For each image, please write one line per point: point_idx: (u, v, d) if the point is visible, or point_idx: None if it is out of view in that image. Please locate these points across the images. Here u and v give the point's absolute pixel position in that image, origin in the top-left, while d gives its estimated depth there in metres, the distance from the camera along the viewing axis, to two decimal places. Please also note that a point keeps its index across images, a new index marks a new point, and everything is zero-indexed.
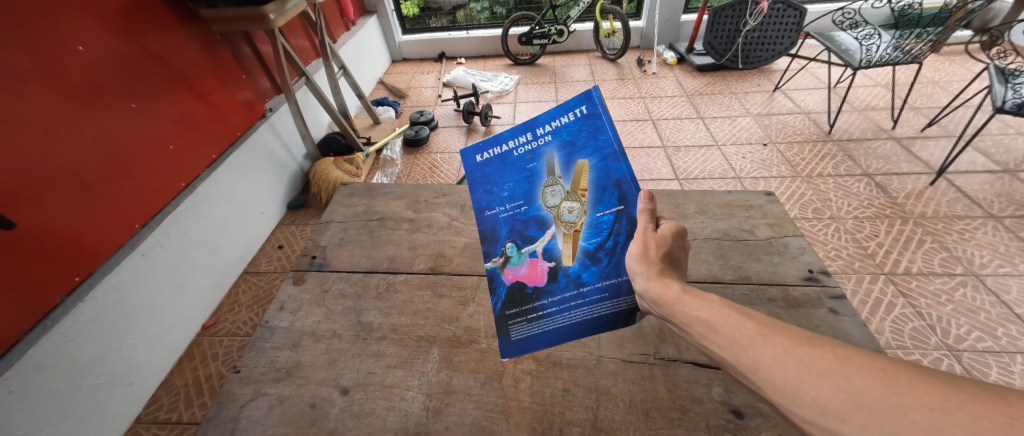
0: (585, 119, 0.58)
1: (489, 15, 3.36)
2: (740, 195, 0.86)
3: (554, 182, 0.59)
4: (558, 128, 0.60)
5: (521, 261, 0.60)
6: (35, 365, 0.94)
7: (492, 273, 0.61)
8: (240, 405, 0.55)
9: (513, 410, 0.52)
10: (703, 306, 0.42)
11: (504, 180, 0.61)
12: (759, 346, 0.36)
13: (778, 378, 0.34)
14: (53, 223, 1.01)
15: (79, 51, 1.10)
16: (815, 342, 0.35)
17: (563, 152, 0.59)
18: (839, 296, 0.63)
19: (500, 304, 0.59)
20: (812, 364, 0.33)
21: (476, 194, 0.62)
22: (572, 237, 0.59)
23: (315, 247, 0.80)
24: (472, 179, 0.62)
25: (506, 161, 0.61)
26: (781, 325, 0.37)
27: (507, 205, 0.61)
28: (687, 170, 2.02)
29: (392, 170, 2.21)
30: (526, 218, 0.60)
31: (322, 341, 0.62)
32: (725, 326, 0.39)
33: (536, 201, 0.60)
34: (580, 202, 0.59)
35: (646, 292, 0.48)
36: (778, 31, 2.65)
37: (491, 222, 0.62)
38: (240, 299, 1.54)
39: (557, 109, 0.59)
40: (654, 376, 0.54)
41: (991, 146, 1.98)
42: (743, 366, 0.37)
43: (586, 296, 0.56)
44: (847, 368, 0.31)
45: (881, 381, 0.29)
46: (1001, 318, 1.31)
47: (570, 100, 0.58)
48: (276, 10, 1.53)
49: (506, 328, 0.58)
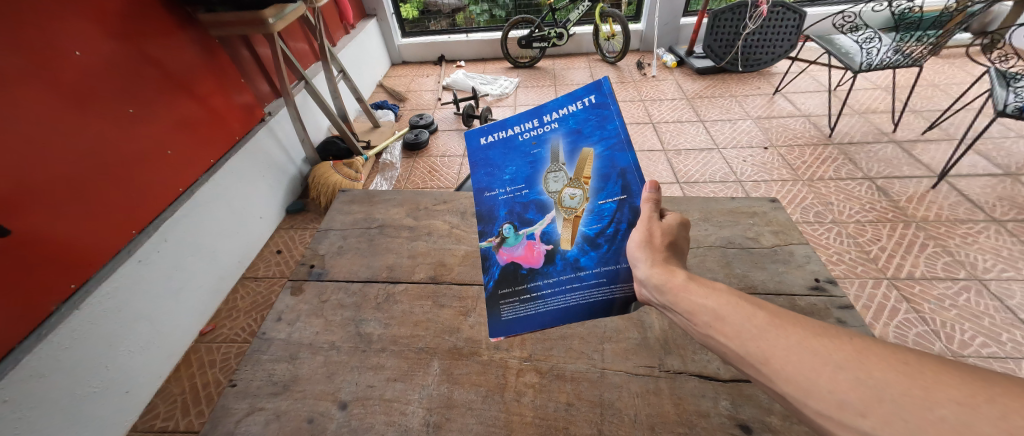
0: (593, 108, 0.63)
1: (488, 18, 3.38)
2: (743, 202, 0.85)
3: (558, 168, 0.63)
4: (565, 117, 0.65)
5: (517, 242, 0.64)
6: (28, 374, 0.92)
7: (487, 252, 0.65)
8: (235, 420, 0.53)
9: (516, 425, 0.51)
10: (710, 294, 0.42)
11: (507, 164, 0.67)
12: (771, 337, 0.35)
13: (791, 371, 0.33)
14: (49, 229, 0.99)
15: (76, 55, 1.09)
16: (832, 334, 0.33)
17: (569, 139, 0.64)
18: (846, 306, 0.62)
19: (493, 282, 0.63)
20: (829, 356, 0.32)
21: (479, 175, 0.67)
22: (572, 222, 0.62)
23: (314, 255, 0.79)
24: (476, 161, 0.67)
25: (511, 145, 0.66)
26: (795, 316, 0.36)
27: (508, 188, 0.66)
28: (688, 174, 2.01)
29: (392, 174, 2.19)
30: (527, 201, 0.65)
31: (321, 354, 0.60)
32: (733, 315, 0.39)
33: (537, 185, 0.64)
34: (582, 189, 0.63)
35: (649, 278, 0.48)
36: (778, 33, 2.65)
37: (491, 203, 0.67)
38: (238, 305, 1.53)
39: (567, 99, 0.64)
40: (659, 389, 0.53)
41: (992, 149, 1.97)
42: (753, 357, 0.36)
43: (583, 279, 0.58)
44: (866, 360, 0.30)
45: (903, 374, 0.28)
46: (1005, 324, 1.30)
47: (578, 89, 0.63)
48: (276, 14, 1.51)
49: (499, 308, 0.62)
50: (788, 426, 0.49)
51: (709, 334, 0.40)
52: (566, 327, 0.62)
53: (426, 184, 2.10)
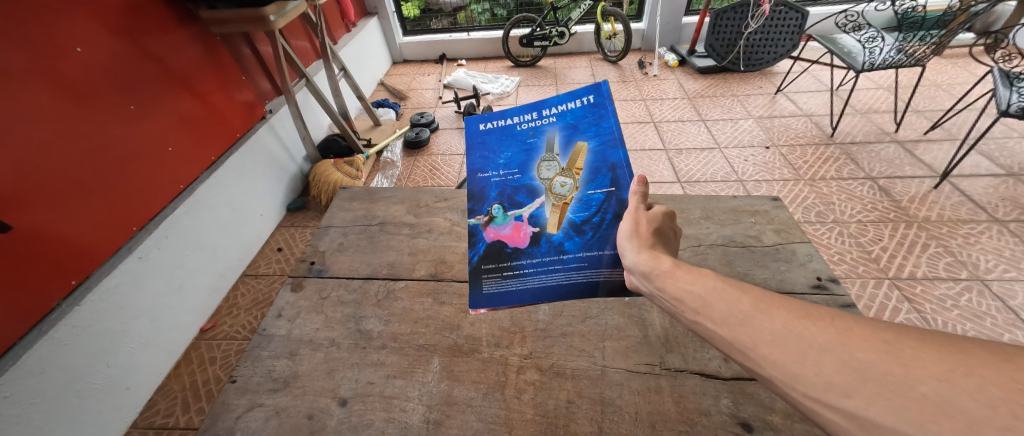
0: (591, 107, 0.65)
1: (489, 16, 3.35)
2: (745, 199, 0.85)
3: (552, 158, 0.64)
4: (563, 113, 0.67)
5: (506, 221, 0.63)
6: (30, 371, 0.92)
7: (474, 229, 0.64)
8: (235, 416, 0.53)
9: (516, 423, 0.50)
10: (696, 280, 0.41)
11: (503, 150, 0.67)
12: (757, 321, 0.35)
13: (777, 356, 0.32)
14: (48, 226, 0.99)
15: (76, 52, 1.09)
16: (815, 315, 0.33)
17: (565, 133, 0.65)
18: (848, 305, 0.61)
19: (478, 258, 0.62)
20: (813, 340, 0.31)
21: (473, 157, 0.68)
22: (560, 208, 0.62)
23: (314, 252, 0.79)
24: (473, 144, 0.68)
25: (508, 134, 0.68)
26: (778, 297, 0.36)
27: (500, 171, 0.66)
28: (688, 173, 2.00)
29: (393, 172, 2.19)
30: (518, 185, 0.65)
31: (320, 350, 0.60)
32: (719, 301, 0.38)
33: (529, 171, 0.65)
34: (573, 178, 0.63)
35: (637, 266, 0.48)
36: (778, 33, 2.63)
37: (481, 183, 0.66)
38: (239, 302, 1.53)
39: (567, 97, 0.66)
40: (660, 387, 0.53)
41: (994, 150, 1.96)
42: (741, 343, 0.35)
43: (566, 262, 0.58)
44: (849, 341, 0.30)
45: (883, 352, 0.28)
46: (1007, 324, 1.30)
47: (579, 88, 0.65)
48: (277, 12, 1.51)
49: (481, 283, 0.61)
50: (789, 424, 0.48)
51: (697, 321, 0.39)
52: (566, 324, 0.62)
53: (427, 183, 2.10)
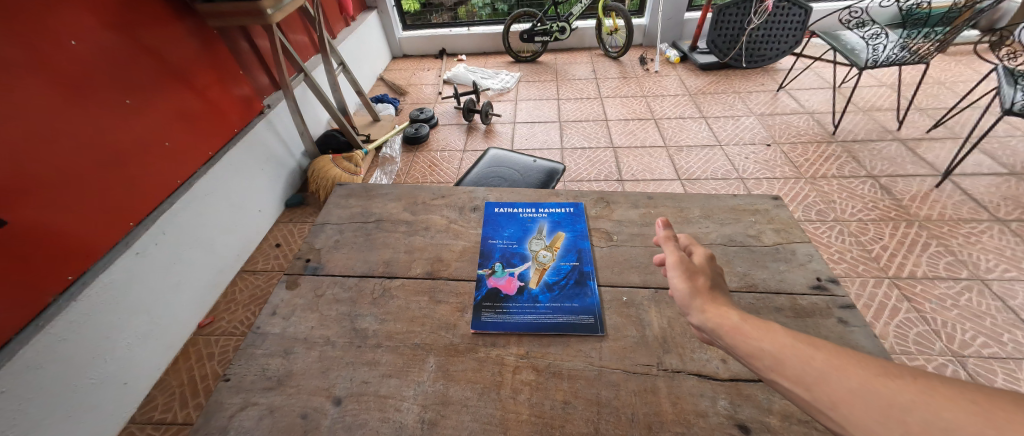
0: (571, 213, 0.84)
1: (489, 11, 3.32)
2: (746, 198, 0.84)
3: (539, 238, 0.78)
4: (553, 212, 0.85)
5: (503, 274, 0.70)
6: (28, 365, 0.92)
7: (479, 277, 0.70)
8: (228, 415, 0.53)
9: (511, 423, 0.50)
10: (766, 336, 0.44)
11: (508, 227, 0.81)
12: (834, 379, 0.38)
13: (859, 417, 0.34)
14: (45, 220, 0.98)
15: (70, 45, 1.07)
16: (896, 372, 0.35)
17: (552, 224, 0.81)
18: (848, 306, 0.61)
19: (479, 295, 0.67)
20: (895, 399, 0.33)
21: (486, 228, 0.81)
22: (539, 271, 0.71)
23: (309, 249, 0.78)
24: (486, 221, 0.83)
25: (513, 218, 0.84)
26: (853, 353, 0.39)
27: (504, 240, 0.78)
28: (689, 171, 1.99)
29: (391, 168, 2.18)
30: (514, 252, 0.75)
31: (315, 349, 0.60)
32: (793, 358, 0.41)
33: (524, 243, 0.77)
34: (552, 253, 0.74)
35: (704, 323, 0.50)
36: (782, 30, 2.58)
37: (488, 246, 0.77)
38: (237, 298, 1.52)
39: (557, 205, 0.86)
40: (657, 388, 0.52)
41: (997, 148, 1.95)
42: (822, 403, 0.37)
43: (538, 308, 0.64)
44: (934, 401, 0.32)
45: (977, 415, 0.29)
46: (1008, 324, 1.29)
47: (565, 201, 0.87)
48: (273, 5, 1.49)
49: (480, 313, 0.64)
50: (787, 426, 0.48)
51: (773, 377, 0.42)
52: (567, 329, 0.61)
53: (426, 179, 2.09)
